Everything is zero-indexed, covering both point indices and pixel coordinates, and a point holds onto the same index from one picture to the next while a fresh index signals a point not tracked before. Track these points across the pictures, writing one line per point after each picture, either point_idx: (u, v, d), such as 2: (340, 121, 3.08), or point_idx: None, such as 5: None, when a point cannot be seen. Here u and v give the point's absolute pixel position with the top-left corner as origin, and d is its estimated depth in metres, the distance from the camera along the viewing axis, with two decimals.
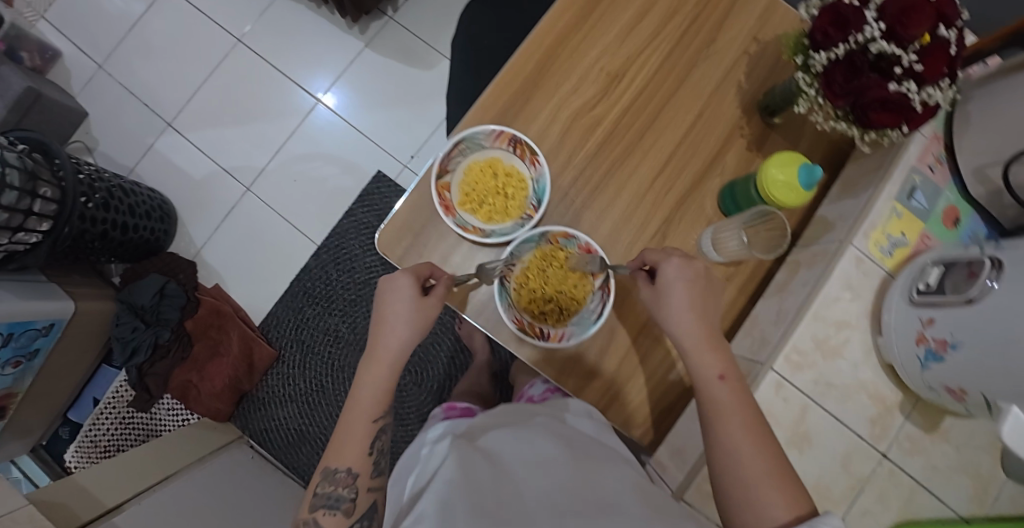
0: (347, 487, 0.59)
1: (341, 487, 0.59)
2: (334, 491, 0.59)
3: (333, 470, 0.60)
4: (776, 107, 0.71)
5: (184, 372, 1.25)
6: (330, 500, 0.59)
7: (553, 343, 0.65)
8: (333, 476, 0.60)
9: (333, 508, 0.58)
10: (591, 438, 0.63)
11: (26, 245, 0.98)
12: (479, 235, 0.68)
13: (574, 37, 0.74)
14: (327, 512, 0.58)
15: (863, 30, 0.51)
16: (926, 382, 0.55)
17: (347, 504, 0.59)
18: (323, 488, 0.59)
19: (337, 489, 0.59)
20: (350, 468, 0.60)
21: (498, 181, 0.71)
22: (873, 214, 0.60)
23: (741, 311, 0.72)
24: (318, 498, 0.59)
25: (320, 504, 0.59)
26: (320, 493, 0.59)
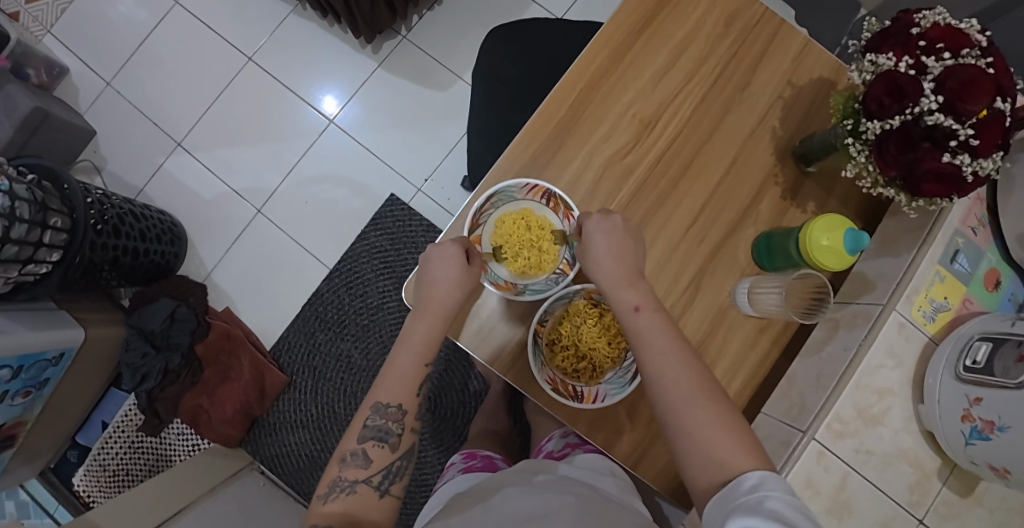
0: (395, 422, 0.62)
1: (390, 421, 0.61)
2: (383, 425, 0.61)
3: (384, 405, 0.61)
4: (813, 157, 0.69)
5: (194, 396, 1.23)
6: (379, 432, 0.61)
7: (587, 404, 0.65)
8: (383, 410, 0.61)
9: (382, 440, 0.61)
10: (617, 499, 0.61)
11: (36, 275, 0.96)
12: (512, 291, 0.68)
13: (605, 83, 0.72)
14: (375, 444, 0.60)
15: (920, 103, 0.49)
16: (970, 456, 0.54)
17: (394, 439, 0.61)
18: (372, 421, 0.61)
19: (386, 423, 0.61)
20: (400, 405, 0.62)
21: (531, 235, 0.69)
22: (918, 278, 0.58)
23: (771, 364, 0.71)
24: (368, 430, 0.61)
25: (369, 435, 0.61)
26: (370, 425, 0.61)
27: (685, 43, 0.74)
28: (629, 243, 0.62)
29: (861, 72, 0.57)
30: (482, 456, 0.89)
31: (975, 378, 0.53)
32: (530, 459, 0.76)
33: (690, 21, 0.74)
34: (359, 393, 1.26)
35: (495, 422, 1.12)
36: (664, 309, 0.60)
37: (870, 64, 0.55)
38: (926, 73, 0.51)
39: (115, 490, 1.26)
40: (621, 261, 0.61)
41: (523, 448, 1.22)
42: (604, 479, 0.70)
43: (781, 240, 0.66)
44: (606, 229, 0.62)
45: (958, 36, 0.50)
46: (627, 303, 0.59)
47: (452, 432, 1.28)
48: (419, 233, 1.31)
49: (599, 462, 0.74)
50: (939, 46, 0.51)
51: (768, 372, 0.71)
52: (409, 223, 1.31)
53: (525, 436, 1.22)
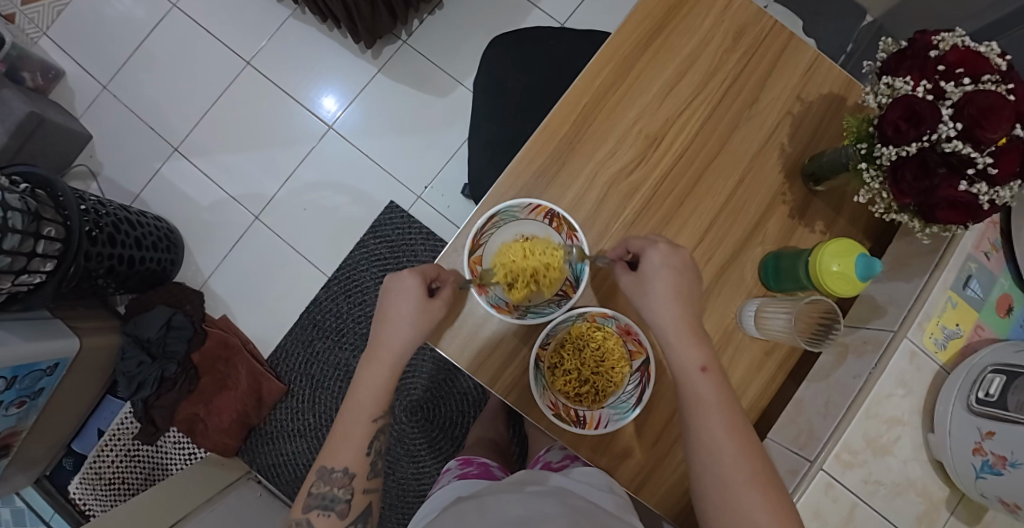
0: (342, 487, 0.63)
1: (336, 487, 0.63)
2: (329, 491, 0.63)
3: (330, 469, 0.63)
4: (822, 176, 0.68)
5: (190, 404, 1.22)
6: (325, 501, 0.63)
7: (589, 430, 0.65)
8: (329, 476, 0.63)
9: (328, 508, 0.63)
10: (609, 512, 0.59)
11: (29, 286, 0.94)
12: (514, 314, 0.66)
13: (610, 98, 0.71)
14: (322, 512, 0.62)
15: (937, 130, 0.48)
16: (980, 489, 0.52)
17: (341, 505, 0.63)
18: (318, 488, 0.63)
19: (332, 490, 0.63)
20: (346, 469, 0.63)
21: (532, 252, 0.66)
22: (929, 305, 0.57)
23: (775, 386, 0.70)
24: (313, 498, 0.63)
25: (315, 504, 0.63)
26: (316, 493, 0.63)
27: (692, 57, 0.72)
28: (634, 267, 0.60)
29: (877, 95, 0.55)
30: (478, 463, 0.86)
31: (988, 411, 0.52)
32: (524, 472, 0.69)
33: (697, 34, 0.72)
34: None
35: (494, 432, 1.11)
36: (666, 334, 0.58)
37: (886, 87, 0.54)
38: (944, 98, 0.50)
39: (111, 498, 1.25)
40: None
41: (522, 459, 1.21)
42: (601, 497, 0.61)
43: (789, 263, 0.64)
44: (660, 260, 0.60)
45: (978, 60, 0.49)
46: (691, 362, 0.58)
47: (451, 441, 1.27)
48: (419, 241, 1.29)
49: (598, 476, 0.65)
50: (958, 71, 0.49)
51: (773, 394, 0.70)
52: (408, 230, 1.30)
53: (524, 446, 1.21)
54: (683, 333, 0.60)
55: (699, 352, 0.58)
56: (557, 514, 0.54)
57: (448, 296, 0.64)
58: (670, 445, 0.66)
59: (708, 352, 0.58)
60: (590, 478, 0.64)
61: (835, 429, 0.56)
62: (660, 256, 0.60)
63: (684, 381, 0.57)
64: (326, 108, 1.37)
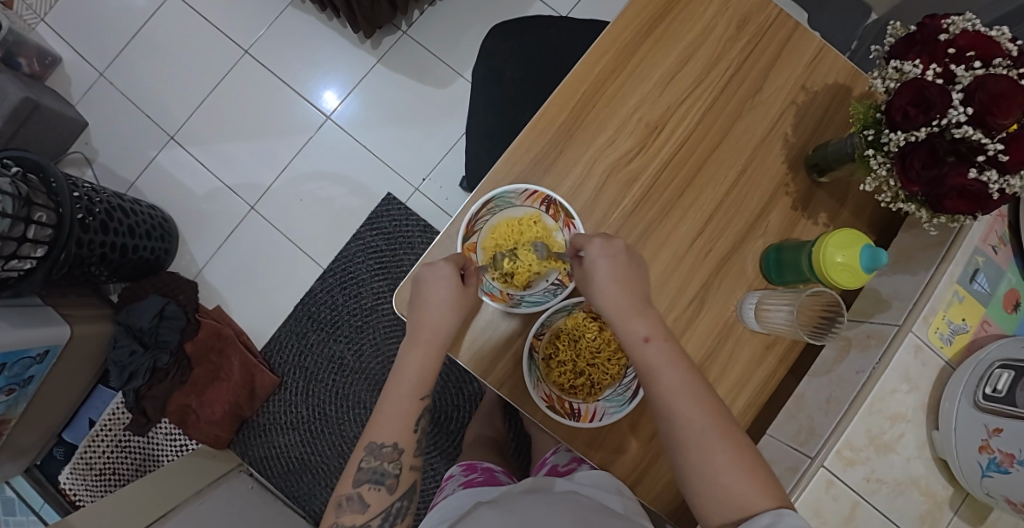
0: (392, 462, 0.60)
1: (386, 462, 0.60)
2: (380, 465, 0.60)
3: (379, 444, 0.60)
4: (826, 166, 0.66)
5: (183, 396, 1.20)
6: (375, 475, 0.59)
7: (584, 423, 0.63)
8: (379, 451, 0.60)
9: (379, 483, 0.59)
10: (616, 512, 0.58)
11: (19, 272, 0.92)
12: (507, 303, 0.65)
13: (611, 84, 0.69)
14: (373, 486, 0.59)
15: (947, 114, 0.47)
16: (986, 488, 0.51)
17: (391, 480, 0.60)
18: (368, 463, 0.60)
19: (382, 464, 0.60)
20: (396, 444, 0.60)
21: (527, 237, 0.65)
22: (935, 299, 0.55)
23: (775, 381, 0.68)
24: (363, 472, 0.60)
25: (365, 478, 0.59)
26: (366, 467, 0.60)
27: (694, 45, 0.70)
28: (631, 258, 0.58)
29: (885, 79, 0.54)
30: (483, 469, 0.85)
31: (994, 407, 0.50)
32: (534, 477, 0.69)
33: (701, 22, 0.71)
34: (351, 396, 1.24)
35: (490, 429, 1.09)
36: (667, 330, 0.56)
37: (894, 71, 0.53)
38: (954, 82, 0.49)
39: (101, 489, 1.24)
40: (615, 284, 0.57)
41: (518, 455, 1.19)
42: (609, 499, 0.60)
43: (792, 255, 0.63)
44: (601, 248, 0.58)
45: (990, 44, 0.47)
46: (635, 333, 0.56)
47: (445, 437, 1.26)
48: (415, 234, 1.28)
49: (606, 479, 0.63)
50: (969, 54, 0.48)
51: (774, 390, 0.68)
52: (406, 223, 1.28)
53: (521, 442, 1.20)
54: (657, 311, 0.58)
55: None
56: (559, 514, 0.54)
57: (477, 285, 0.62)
58: None
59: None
60: (598, 480, 0.63)
61: (837, 425, 0.55)
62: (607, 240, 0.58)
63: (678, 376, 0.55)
64: (325, 100, 1.35)
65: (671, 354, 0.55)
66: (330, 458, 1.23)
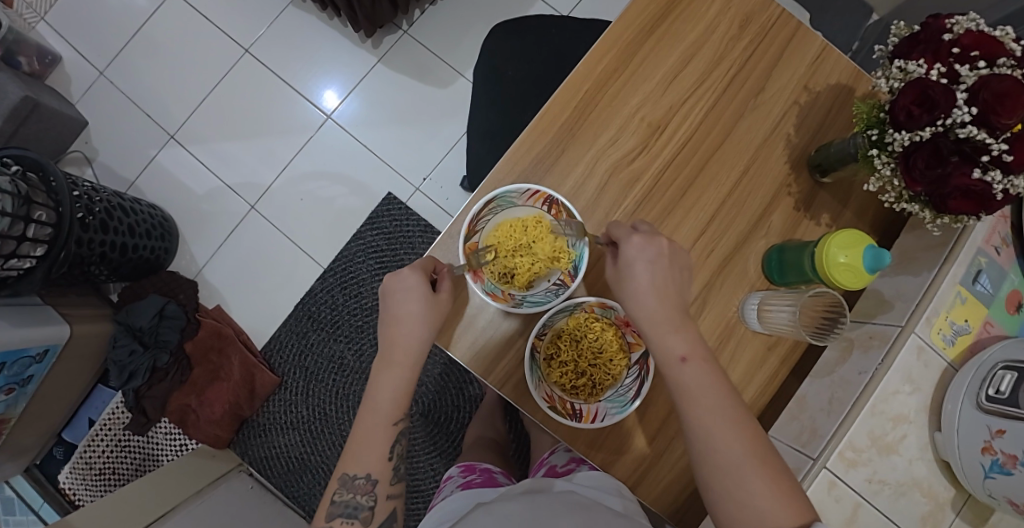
0: (366, 495, 0.61)
1: (359, 495, 0.60)
2: (353, 499, 0.60)
3: (352, 476, 0.60)
4: (829, 167, 0.66)
5: (183, 396, 1.21)
6: (348, 509, 0.60)
7: (585, 424, 0.63)
8: (351, 483, 0.60)
9: (352, 516, 0.60)
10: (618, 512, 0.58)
11: (18, 271, 0.92)
12: (509, 303, 0.64)
13: (613, 84, 0.69)
14: (346, 520, 0.59)
15: (951, 114, 0.46)
16: (988, 489, 0.51)
17: (365, 512, 0.60)
18: (341, 496, 0.60)
19: (355, 497, 0.60)
20: (369, 475, 0.60)
21: (528, 238, 0.65)
22: (938, 299, 0.55)
23: (777, 383, 0.68)
24: (337, 506, 0.60)
25: (338, 512, 0.60)
26: (339, 501, 0.60)
27: (697, 44, 0.70)
28: (635, 258, 0.58)
29: (888, 79, 0.53)
30: (481, 470, 0.84)
31: (997, 408, 0.50)
32: (531, 479, 0.69)
33: (703, 21, 0.70)
34: (352, 396, 1.24)
35: (491, 429, 1.09)
36: (668, 331, 0.56)
37: (898, 71, 0.52)
38: (958, 82, 0.48)
39: (100, 489, 1.24)
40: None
41: (518, 455, 1.19)
42: (609, 499, 0.61)
43: (794, 256, 0.62)
44: (634, 252, 0.58)
45: (994, 43, 0.47)
46: (672, 350, 0.55)
47: (446, 437, 1.25)
48: (416, 234, 1.28)
49: (606, 481, 0.64)
50: (973, 54, 0.48)
51: (775, 391, 0.68)
52: (406, 223, 1.28)
53: (521, 442, 1.20)
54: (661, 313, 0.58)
55: (698, 346, 0.56)
56: (560, 513, 0.55)
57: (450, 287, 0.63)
58: (669, 439, 0.65)
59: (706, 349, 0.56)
60: (599, 482, 0.63)
61: (839, 426, 0.54)
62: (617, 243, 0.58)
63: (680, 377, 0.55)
64: (325, 100, 1.35)
65: (678, 359, 0.55)
66: (330, 459, 1.22)
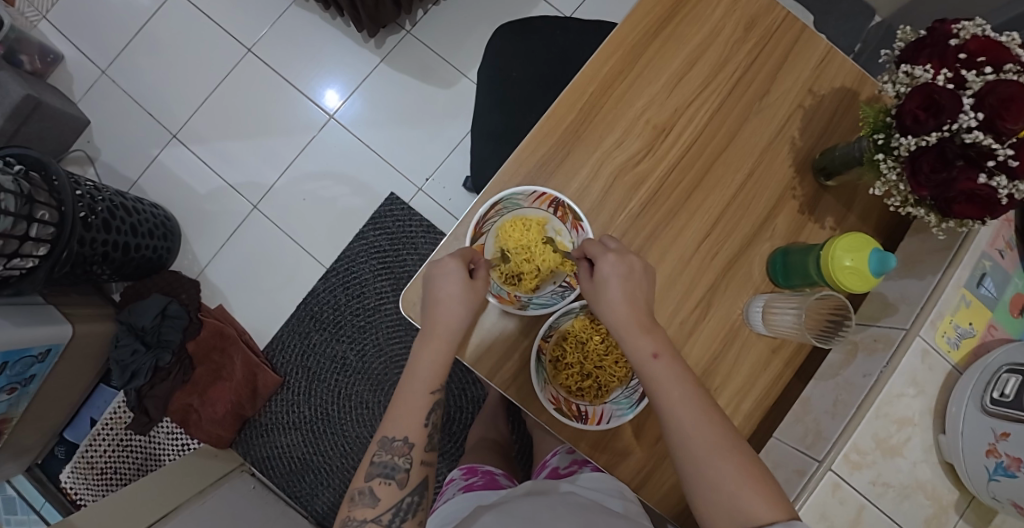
0: (403, 457, 0.61)
1: (397, 456, 0.61)
2: (390, 459, 0.61)
3: (390, 439, 0.61)
4: (834, 170, 0.66)
5: (184, 396, 1.19)
6: (386, 469, 0.61)
7: (590, 425, 0.63)
8: (390, 445, 0.61)
9: (389, 477, 0.61)
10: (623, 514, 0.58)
11: (21, 270, 0.92)
12: (517, 305, 0.65)
13: (618, 86, 0.69)
14: (384, 481, 0.61)
15: (958, 119, 0.47)
16: (992, 492, 0.51)
17: (402, 475, 0.61)
18: (380, 457, 0.61)
19: (393, 459, 0.61)
20: (406, 438, 0.61)
21: (529, 239, 0.66)
22: (942, 302, 0.55)
23: (781, 385, 0.68)
24: (375, 467, 0.61)
25: (377, 472, 0.61)
26: (377, 462, 0.61)
27: (702, 46, 0.70)
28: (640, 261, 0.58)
29: (895, 84, 0.54)
30: (483, 472, 0.85)
31: (1002, 411, 0.50)
32: (536, 481, 0.70)
33: (709, 24, 0.71)
34: (354, 397, 1.24)
35: (493, 431, 1.09)
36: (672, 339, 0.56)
37: (905, 76, 0.53)
38: (965, 87, 0.49)
39: (102, 489, 1.24)
40: (622, 288, 0.57)
41: (520, 456, 1.19)
42: (615, 501, 0.64)
43: (798, 258, 0.63)
44: None
45: (1000, 49, 0.47)
46: (644, 343, 0.56)
47: (448, 438, 1.26)
48: (418, 234, 1.28)
49: (608, 483, 0.68)
50: (980, 59, 0.48)
51: (778, 394, 0.68)
52: (409, 223, 1.28)
53: (523, 443, 1.20)
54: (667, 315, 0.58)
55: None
56: (565, 513, 0.55)
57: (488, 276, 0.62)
58: None
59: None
60: (603, 484, 0.68)
61: (844, 429, 0.55)
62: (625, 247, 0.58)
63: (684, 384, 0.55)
64: (327, 100, 1.35)
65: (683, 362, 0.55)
66: (332, 459, 1.23)
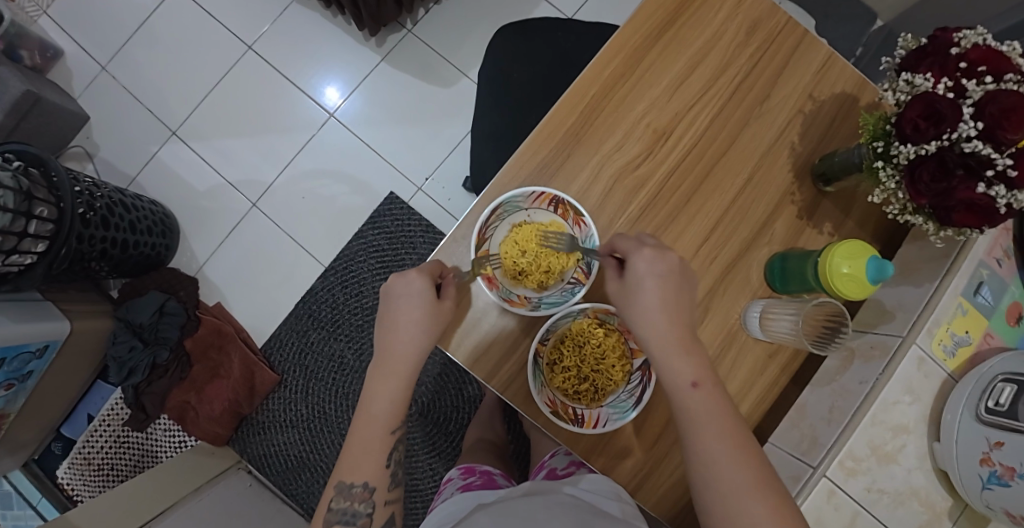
0: (363, 503, 0.62)
1: (358, 503, 0.62)
2: (350, 506, 0.61)
3: (349, 485, 0.61)
4: (833, 176, 0.66)
5: (182, 392, 1.22)
6: (347, 516, 0.61)
7: (587, 429, 0.63)
8: (348, 491, 0.61)
9: (349, 524, 0.61)
10: (617, 519, 0.58)
11: (19, 267, 0.92)
12: (526, 306, 0.65)
13: (619, 89, 0.69)
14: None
15: (957, 128, 0.47)
16: (985, 500, 0.51)
17: (362, 519, 0.62)
18: (338, 503, 0.61)
19: (353, 505, 0.62)
20: (366, 484, 0.62)
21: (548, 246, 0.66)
22: (939, 311, 0.55)
23: (778, 391, 0.68)
24: (333, 514, 0.61)
25: (336, 519, 0.61)
26: (335, 509, 0.61)
27: (704, 50, 0.70)
28: (637, 269, 0.58)
29: (895, 92, 0.54)
30: (480, 472, 0.85)
31: (997, 420, 0.50)
32: (534, 483, 0.68)
33: (711, 27, 0.70)
34: (351, 395, 1.24)
35: (490, 431, 1.09)
36: (670, 357, 0.56)
37: (905, 84, 0.53)
38: (965, 96, 0.49)
39: (99, 485, 1.24)
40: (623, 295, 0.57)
41: (517, 457, 1.20)
42: (609, 504, 0.60)
43: (797, 264, 0.63)
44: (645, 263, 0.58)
45: (1001, 59, 0.48)
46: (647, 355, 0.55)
47: (445, 437, 1.26)
48: (418, 234, 1.28)
49: (605, 484, 0.64)
50: (980, 69, 0.48)
51: (775, 398, 0.69)
52: (408, 223, 1.28)
53: (519, 444, 1.20)
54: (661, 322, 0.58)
55: (705, 368, 0.56)
56: (557, 515, 0.55)
57: (454, 293, 0.63)
58: (669, 446, 0.65)
59: (704, 366, 0.56)
60: (597, 486, 0.63)
61: (839, 436, 0.55)
62: (626, 255, 0.58)
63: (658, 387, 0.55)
64: (329, 97, 1.35)
65: (692, 386, 0.55)
66: (329, 457, 1.23)
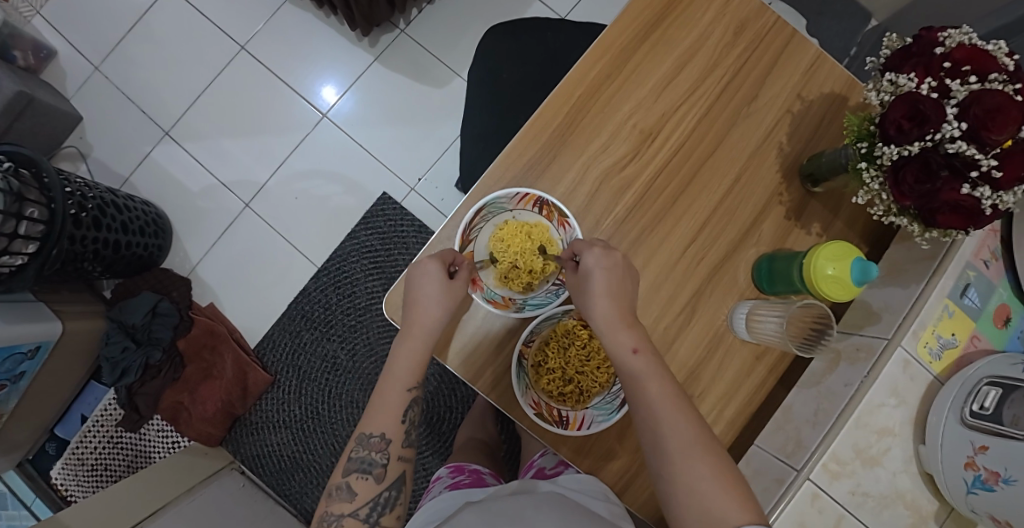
0: (380, 452, 0.62)
1: (375, 451, 0.61)
2: (368, 456, 0.61)
3: (367, 435, 0.61)
4: (821, 177, 0.66)
5: (174, 393, 1.22)
6: (364, 464, 0.61)
7: (572, 431, 0.63)
8: (367, 440, 0.61)
9: (366, 471, 0.61)
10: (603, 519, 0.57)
11: (10, 267, 0.92)
12: (512, 308, 0.65)
13: (606, 89, 0.69)
14: (361, 475, 0.61)
15: (941, 129, 0.46)
16: (970, 505, 0.51)
17: (378, 469, 0.61)
18: (357, 453, 0.62)
19: (371, 454, 0.61)
20: (384, 434, 0.62)
21: (532, 246, 0.66)
22: (925, 312, 0.55)
23: (766, 393, 0.68)
24: (352, 462, 0.61)
25: (354, 468, 0.61)
26: (355, 457, 0.61)
27: (692, 49, 0.70)
28: (620, 274, 0.58)
29: (879, 92, 0.53)
30: (470, 471, 0.85)
31: (981, 424, 0.50)
32: (522, 481, 0.68)
33: (699, 27, 0.70)
34: (343, 396, 1.24)
35: (482, 431, 1.09)
36: (656, 362, 0.56)
37: (889, 84, 0.52)
38: (949, 96, 0.48)
39: (92, 486, 1.24)
40: (608, 293, 0.58)
41: (509, 458, 1.20)
42: (597, 504, 0.59)
43: (783, 265, 0.63)
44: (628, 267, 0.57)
45: (986, 58, 0.47)
46: (631, 349, 0.56)
47: (438, 437, 1.26)
48: (410, 235, 1.27)
49: (593, 484, 0.63)
50: (965, 69, 0.48)
51: (763, 399, 0.68)
52: (400, 223, 1.28)
53: (512, 444, 1.21)
54: (643, 326, 0.58)
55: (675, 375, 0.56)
56: (545, 514, 0.54)
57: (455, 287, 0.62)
58: None
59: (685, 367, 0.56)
60: (584, 486, 0.62)
61: (824, 439, 0.54)
62: (611, 257, 0.58)
63: (644, 392, 0.54)
64: (324, 98, 1.34)
65: (677, 391, 0.55)
66: (322, 458, 1.23)
